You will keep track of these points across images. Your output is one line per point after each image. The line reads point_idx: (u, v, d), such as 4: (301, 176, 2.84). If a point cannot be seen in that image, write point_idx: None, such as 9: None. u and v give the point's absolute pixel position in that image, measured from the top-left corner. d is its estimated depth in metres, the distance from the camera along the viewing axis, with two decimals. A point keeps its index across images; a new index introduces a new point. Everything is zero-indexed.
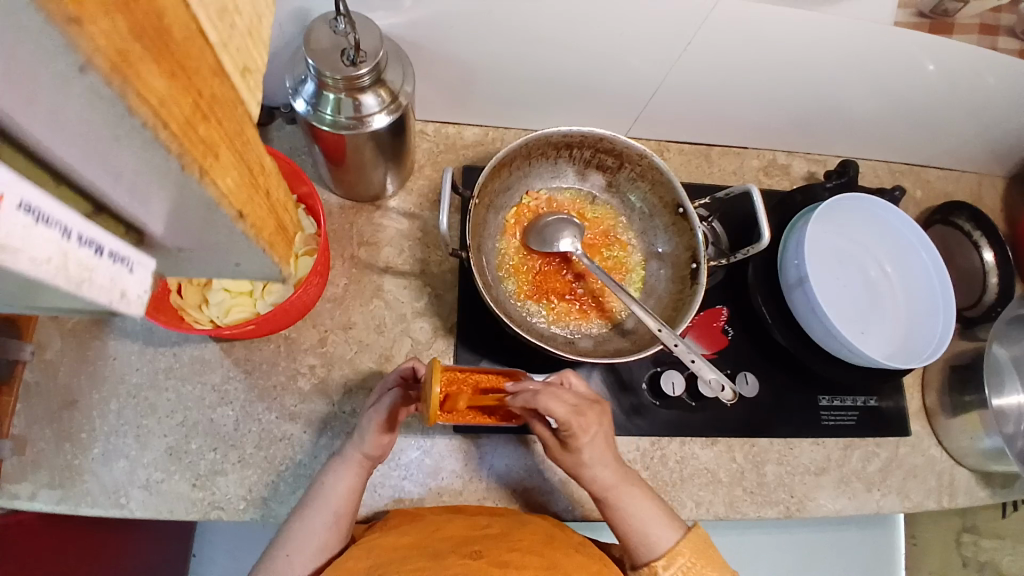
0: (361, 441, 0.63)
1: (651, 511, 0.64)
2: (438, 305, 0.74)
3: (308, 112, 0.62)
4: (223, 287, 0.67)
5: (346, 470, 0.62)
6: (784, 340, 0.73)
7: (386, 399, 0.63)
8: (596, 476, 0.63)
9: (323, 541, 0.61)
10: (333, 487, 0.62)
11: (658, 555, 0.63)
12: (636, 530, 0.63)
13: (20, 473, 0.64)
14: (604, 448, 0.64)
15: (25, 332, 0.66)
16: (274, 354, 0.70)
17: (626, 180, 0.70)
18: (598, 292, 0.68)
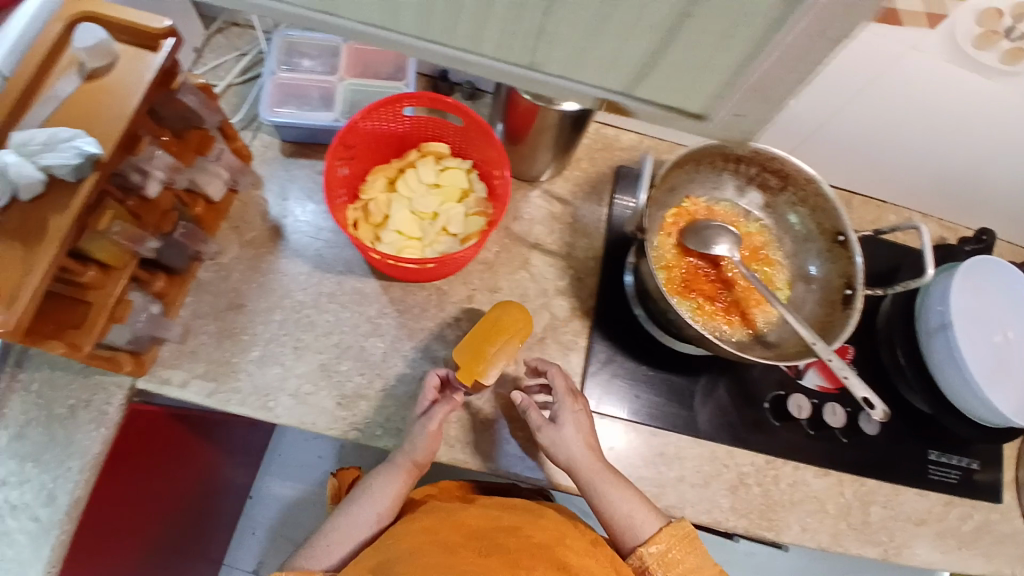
0: (410, 450, 0.65)
1: (632, 498, 0.64)
2: (578, 287, 0.75)
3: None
4: (396, 229, 0.72)
5: (395, 478, 0.65)
6: (926, 406, 0.75)
7: (438, 411, 0.65)
8: (576, 460, 0.64)
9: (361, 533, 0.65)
10: (382, 492, 0.66)
11: (642, 541, 0.63)
12: (621, 517, 0.64)
13: (177, 358, 0.68)
14: (584, 439, 0.65)
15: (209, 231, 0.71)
16: (426, 301, 0.74)
17: (784, 202, 0.74)
18: (743, 300, 0.71)
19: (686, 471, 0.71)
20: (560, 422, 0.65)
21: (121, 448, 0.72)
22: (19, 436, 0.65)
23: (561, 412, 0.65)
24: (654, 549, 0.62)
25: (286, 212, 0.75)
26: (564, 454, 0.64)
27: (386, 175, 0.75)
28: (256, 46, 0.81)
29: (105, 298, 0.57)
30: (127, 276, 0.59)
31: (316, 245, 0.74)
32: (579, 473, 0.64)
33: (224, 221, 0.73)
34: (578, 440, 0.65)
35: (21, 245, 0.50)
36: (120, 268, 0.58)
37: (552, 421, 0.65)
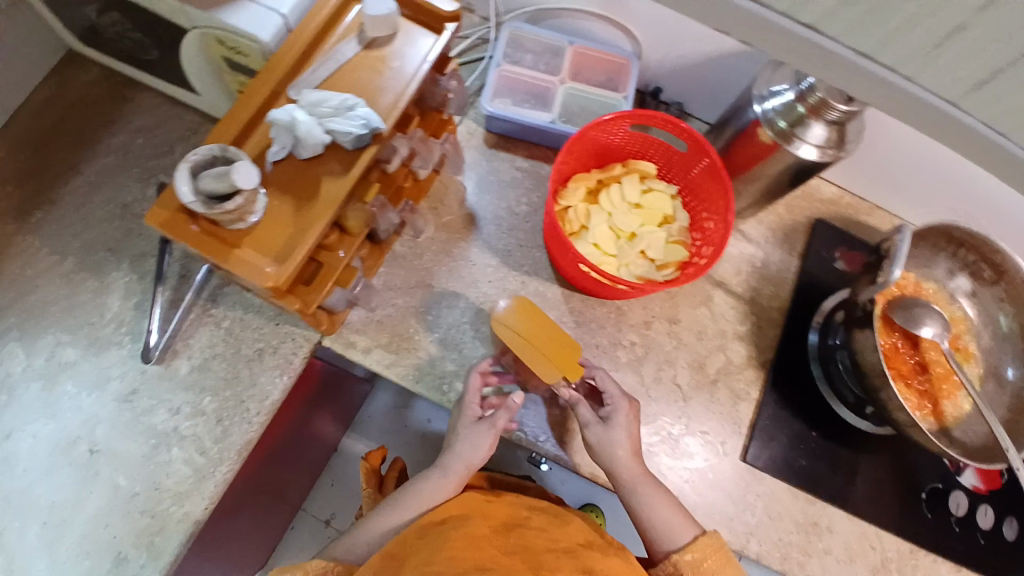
0: (466, 453, 0.63)
1: (671, 505, 0.62)
2: (757, 336, 0.74)
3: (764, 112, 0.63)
4: (593, 241, 0.71)
5: (444, 481, 0.63)
6: None
7: (499, 418, 0.63)
8: (621, 464, 0.62)
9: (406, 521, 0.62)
10: (429, 494, 0.62)
11: (678, 548, 0.60)
12: (659, 524, 0.61)
13: (364, 326, 0.69)
14: (632, 445, 0.63)
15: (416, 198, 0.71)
16: (604, 317, 0.73)
17: (991, 297, 0.73)
18: (935, 388, 0.71)
19: (833, 545, 0.70)
20: (611, 424, 0.63)
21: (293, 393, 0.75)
22: (203, 369, 0.66)
23: (613, 415, 0.64)
24: (689, 556, 0.60)
25: (483, 200, 0.75)
26: (611, 455, 0.63)
27: (587, 184, 0.73)
28: (478, 31, 0.78)
29: (335, 262, 0.56)
30: (355, 244, 0.58)
31: (507, 240, 0.74)
32: (623, 476, 0.62)
33: (426, 199, 0.74)
34: (627, 443, 0.63)
35: (292, 202, 0.50)
36: (352, 236, 0.57)
37: (603, 422, 0.64)
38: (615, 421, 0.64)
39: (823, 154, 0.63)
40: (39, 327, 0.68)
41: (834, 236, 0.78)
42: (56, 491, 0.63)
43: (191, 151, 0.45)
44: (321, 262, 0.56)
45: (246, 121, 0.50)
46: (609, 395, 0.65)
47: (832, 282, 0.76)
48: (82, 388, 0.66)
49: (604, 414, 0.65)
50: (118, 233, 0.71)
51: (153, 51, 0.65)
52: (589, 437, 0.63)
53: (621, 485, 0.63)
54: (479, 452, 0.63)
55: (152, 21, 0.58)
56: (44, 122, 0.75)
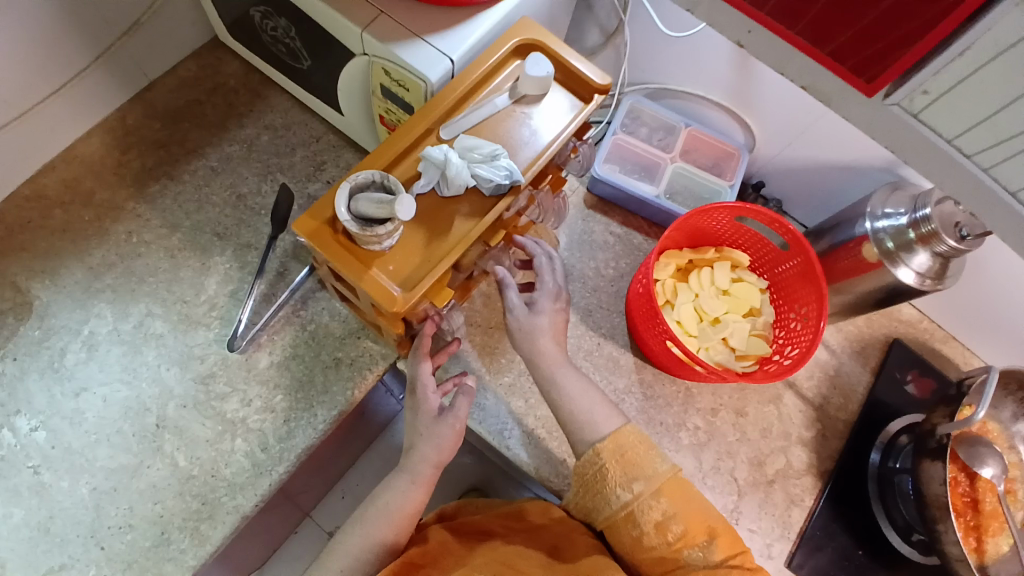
0: (429, 452, 0.61)
1: (592, 395, 0.63)
2: (820, 444, 0.74)
3: (877, 228, 0.65)
4: (677, 317, 0.73)
5: (413, 486, 0.61)
6: None
7: (458, 409, 0.62)
8: (541, 350, 0.63)
9: (382, 536, 0.60)
10: (395, 508, 0.61)
11: (600, 438, 0.61)
12: (579, 411, 0.62)
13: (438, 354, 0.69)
14: (556, 333, 0.64)
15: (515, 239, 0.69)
16: (672, 395, 0.73)
17: None
18: (981, 526, 0.70)
19: None
20: (535, 310, 0.63)
21: None
22: (279, 365, 0.68)
23: (539, 298, 0.64)
24: (610, 444, 0.59)
25: (574, 257, 0.77)
26: (532, 340, 0.63)
27: (676, 262, 0.75)
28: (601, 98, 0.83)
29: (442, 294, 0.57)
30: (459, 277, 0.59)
31: (590, 299, 0.76)
32: (541, 362, 0.63)
33: None
34: (553, 326, 0.64)
35: (425, 233, 0.52)
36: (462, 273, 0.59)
37: (528, 308, 0.64)
38: (538, 307, 0.64)
39: (922, 281, 0.64)
40: (133, 295, 0.70)
41: (909, 360, 0.78)
42: (113, 457, 0.64)
43: (355, 172, 0.48)
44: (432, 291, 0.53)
45: (400, 151, 0.54)
46: (538, 281, 0.66)
47: (903, 407, 0.76)
48: (163, 361, 0.68)
49: (531, 300, 0.65)
50: (229, 221, 0.75)
51: (305, 61, 0.70)
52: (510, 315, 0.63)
53: (541, 373, 0.63)
54: (443, 449, 0.61)
55: (325, 41, 0.63)
56: (179, 102, 0.79)
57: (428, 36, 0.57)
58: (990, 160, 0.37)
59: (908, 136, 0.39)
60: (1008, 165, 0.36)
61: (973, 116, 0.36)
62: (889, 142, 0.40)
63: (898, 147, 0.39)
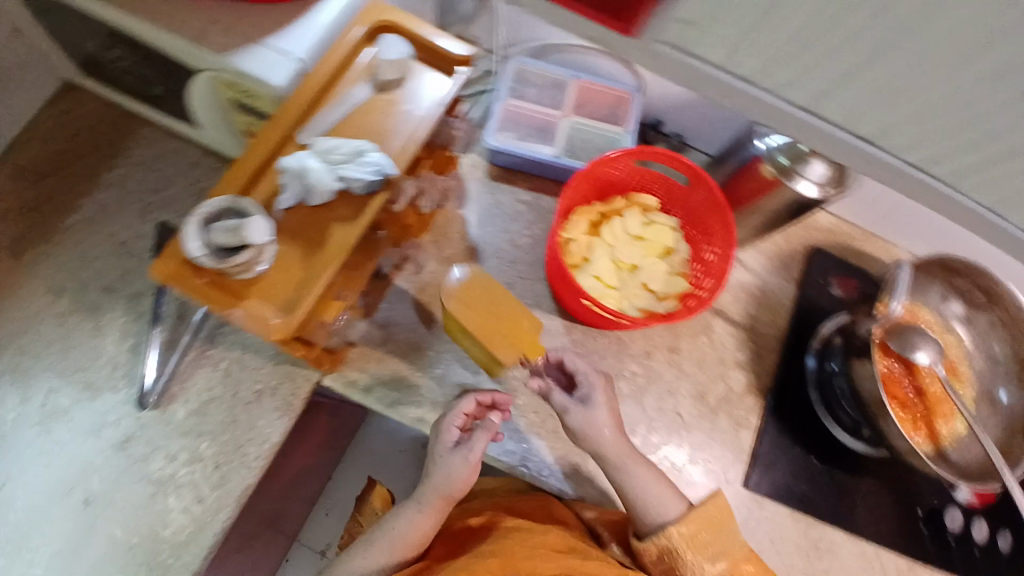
0: (442, 483, 0.63)
1: (644, 474, 0.63)
2: (757, 363, 0.76)
3: (763, 153, 0.65)
4: (596, 274, 0.72)
5: (420, 513, 0.64)
6: None
7: (475, 444, 0.62)
8: (605, 443, 0.62)
9: (396, 554, 0.65)
10: (405, 529, 0.65)
11: (671, 521, 0.63)
12: (647, 498, 0.63)
13: (363, 361, 0.67)
14: (615, 422, 0.63)
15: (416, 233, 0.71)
16: (605, 348, 0.74)
17: (986, 321, 0.73)
18: (930, 411, 0.70)
19: (837, 567, 0.71)
20: (591, 405, 0.62)
21: None
22: (199, 412, 0.64)
23: (591, 395, 0.63)
24: (682, 529, 0.62)
25: (484, 233, 0.75)
26: (594, 436, 0.62)
27: (588, 217, 0.75)
28: (484, 65, 0.79)
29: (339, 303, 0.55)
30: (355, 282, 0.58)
31: (509, 273, 0.74)
32: (612, 458, 0.62)
33: (427, 232, 0.73)
34: (613, 418, 0.63)
35: (301, 247, 0.49)
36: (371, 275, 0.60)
37: (582, 404, 0.62)
38: (592, 400, 0.63)
39: (824, 191, 0.64)
40: (31, 372, 0.66)
41: (830, 264, 0.80)
42: (45, 546, 0.61)
43: (202, 203, 0.46)
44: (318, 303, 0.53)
45: (256, 167, 0.51)
46: (581, 375, 0.64)
47: (831, 310, 0.77)
48: (76, 434, 0.64)
49: (580, 392, 0.64)
50: (117, 272, 0.70)
51: (156, 87, 0.65)
52: (581, 422, 0.62)
53: (609, 465, 0.63)
54: (458, 480, 0.63)
55: (163, 62, 0.58)
56: (33, 157, 0.73)
57: (266, 34, 0.53)
58: (819, 93, 0.27)
59: (706, 82, 0.28)
60: (849, 100, 0.27)
61: (779, 45, 0.25)
62: (688, 89, 0.28)
63: (703, 93, 0.28)
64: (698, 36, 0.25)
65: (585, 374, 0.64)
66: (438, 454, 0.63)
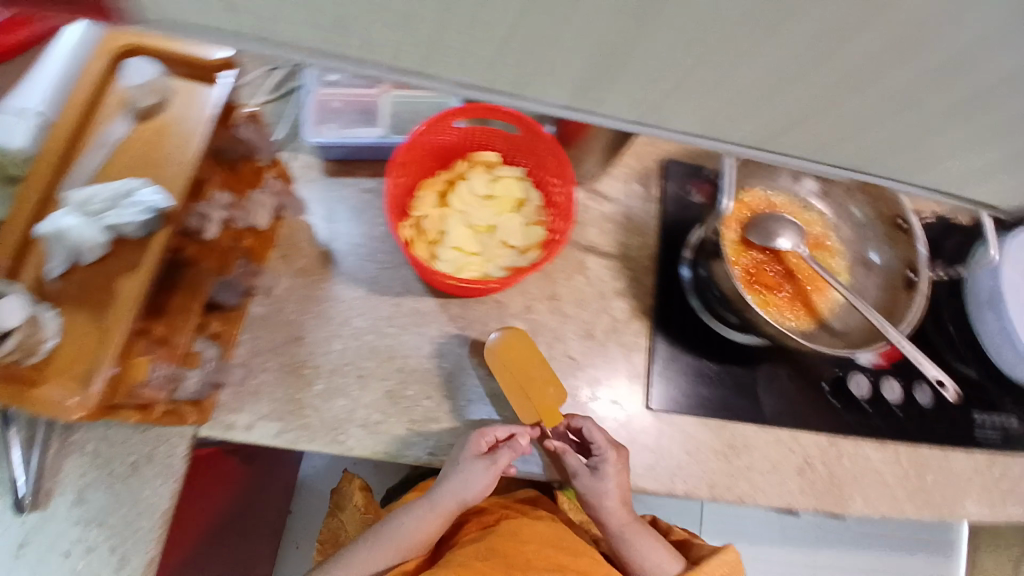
0: (458, 490, 0.67)
1: (650, 541, 0.71)
2: (635, 287, 0.77)
3: None
4: (454, 246, 0.70)
5: (431, 515, 0.69)
6: (977, 373, 0.75)
7: (499, 459, 0.65)
8: (610, 508, 0.69)
9: (402, 552, 0.69)
10: (413, 529, 0.69)
11: (665, 574, 0.71)
12: (645, 561, 0.71)
13: (238, 401, 0.66)
14: (621, 492, 0.68)
15: (260, 258, 0.69)
16: (486, 314, 0.73)
17: (843, 189, 0.71)
18: (804, 291, 0.71)
19: (756, 460, 0.72)
20: (602, 476, 0.67)
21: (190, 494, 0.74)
22: (86, 499, 0.63)
23: (601, 468, 0.66)
24: None
25: (334, 234, 0.72)
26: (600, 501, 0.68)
27: (435, 190, 0.73)
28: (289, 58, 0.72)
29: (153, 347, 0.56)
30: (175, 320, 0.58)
31: (370, 267, 0.72)
32: (612, 527, 0.71)
33: (273, 251, 0.70)
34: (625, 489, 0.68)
35: (89, 313, 0.49)
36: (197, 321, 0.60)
37: (592, 472, 0.67)
38: (603, 470, 0.67)
39: None
40: None
41: (686, 171, 0.80)
42: None
43: None
44: (120, 364, 0.58)
45: (18, 242, 0.48)
46: (598, 446, 0.67)
47: (694, 217, 0.78)
48: None
49: (593, 462, 0.67)
50: None
51: None
52: (591, 486, 0.67)
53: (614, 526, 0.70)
54: (474, 488, 0.67)
55: None
56: None
57: None
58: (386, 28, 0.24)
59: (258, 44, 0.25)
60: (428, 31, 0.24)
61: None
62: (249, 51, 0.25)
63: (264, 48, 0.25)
64: (272, 29, 0.24)
65: (611, 451, 0.67)
66: (455, 466, 0.66)
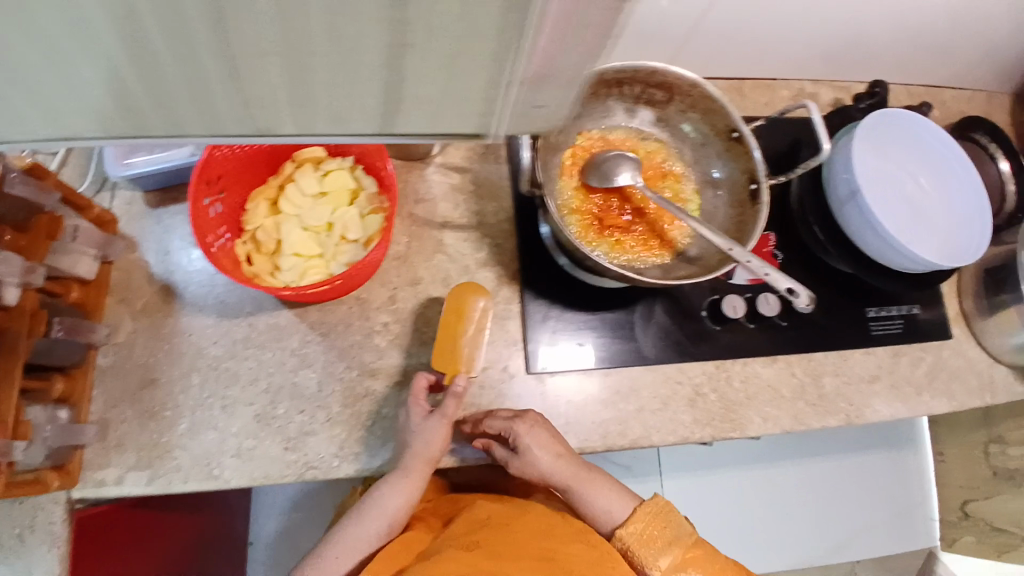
0: (422, 448, 0.64)
1: (604, 493, 0.68)
2: (498, 254, 0.76)
3: None
4: (293, 252, 0.67)
5: (407, 479, 0.64)
6: (847, 265, 0.76)
7: (447, 407, 0.64)
8: (547, 471, 0.66)
9: (379, 529, 0.65)
10: (392, 498, 0.64)
11: (621, 526, 0.67)
12: (597, 512, 0.68)
13: (104, 457, 0.66)
14: (549, 455, 0.66)
15: (94, 313, 0.66)
16: (347, 315, 0.71)
17: (675, 112, 0.71)
18: (656, 223, 0.71)
19: (645, 401, 0.73)
20: (520, 447, 0.65)
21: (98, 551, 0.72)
22: None
23: (519, 442, 0.65)
24: (637, 531, 0.66)
25: (172, 266, 0.69)
26: (531, 470, 0.66)
27: (266, 198, 0.69)
28: None
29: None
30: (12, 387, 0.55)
31: (215, 291, 0.69)
32: (560, 482, 0.67)
33: (109, 297, 0.68)
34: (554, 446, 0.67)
35: None
36: (32, 387, 0.59)
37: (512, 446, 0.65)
38: (522, 442, 0.65)
39: None
40: None
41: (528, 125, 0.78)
42: None
43: None
44: None
45: None
46: (505, 428, 0.65)
47: None
48: None
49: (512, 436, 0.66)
50: None
51: None
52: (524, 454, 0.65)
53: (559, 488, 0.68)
54: (435, 444, 0.64)
55: None
56: None
57: None
58: None
59: None
60: None
61: None
62: None
63: None
64: None
65: (519, 420, 0.65)
66: (412, 424, 0.65)
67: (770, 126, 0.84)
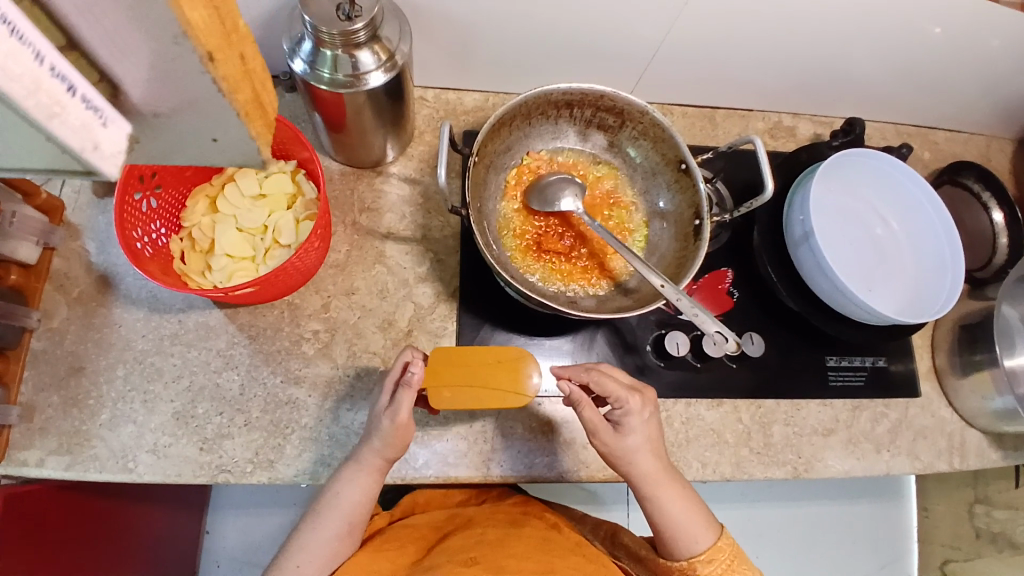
0: (376, 445, 0.62)
1: (690, 511, 0.64)
2: (440, 270, 0.74)
3: (304, 74, 0.59)
4: (225, 253, 0.67)
5: (363, 475, 0.62)
6: (795, 304, 0.72)
7: (400, 404, 0.60)
8: (641, 469, 0.63)
9: (335, 531, 0.63)
10: (348, 497, 0.62)
11: (699, 550, 0.64)
12: (678, 531, 0.64)
13: (27, 439, 0.65)
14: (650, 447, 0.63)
15: (31, 299, 0.67)
16: (278, 320, 0.70)
17: (627, 138, 0.69)
18: (597, 252, 0.68)
19: (576, 433, 0.72)
20: (625, 430, 0.63)
21: (13, 530, 0.68)
22: None
23: (626, 419, 0.63)
24: (712, 552, 0.64)
25: (113, 258, 0.71)
26: (631, 463, 0.63)
27: (206, 196, 0.69)
28: None
29: None
30: None
31: (150, 286, 0.70)
32: (644, 485, 0.63)
33: (48, 283, 0.69)
34: (653, 439, 0.64)
35: None
36: None
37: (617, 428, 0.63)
38: (627, 426, 0.63)
39: (389, 71, 0.61)
40: None
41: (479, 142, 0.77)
42: None
43: None
44: None
45: None
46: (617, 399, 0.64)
47: None
48: None
49: (617, 418, 0.64)
50: None
51: None
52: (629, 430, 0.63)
53: (641, 494, 0.63)
54: (392, 444, 0.62)
55: None
56: None
57: None
58: None
59: None
60: None
61: None
62: None
63: None
64: None
65: (630, 398, 0.63)
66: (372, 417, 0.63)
67: (736, 158, 0.81)
